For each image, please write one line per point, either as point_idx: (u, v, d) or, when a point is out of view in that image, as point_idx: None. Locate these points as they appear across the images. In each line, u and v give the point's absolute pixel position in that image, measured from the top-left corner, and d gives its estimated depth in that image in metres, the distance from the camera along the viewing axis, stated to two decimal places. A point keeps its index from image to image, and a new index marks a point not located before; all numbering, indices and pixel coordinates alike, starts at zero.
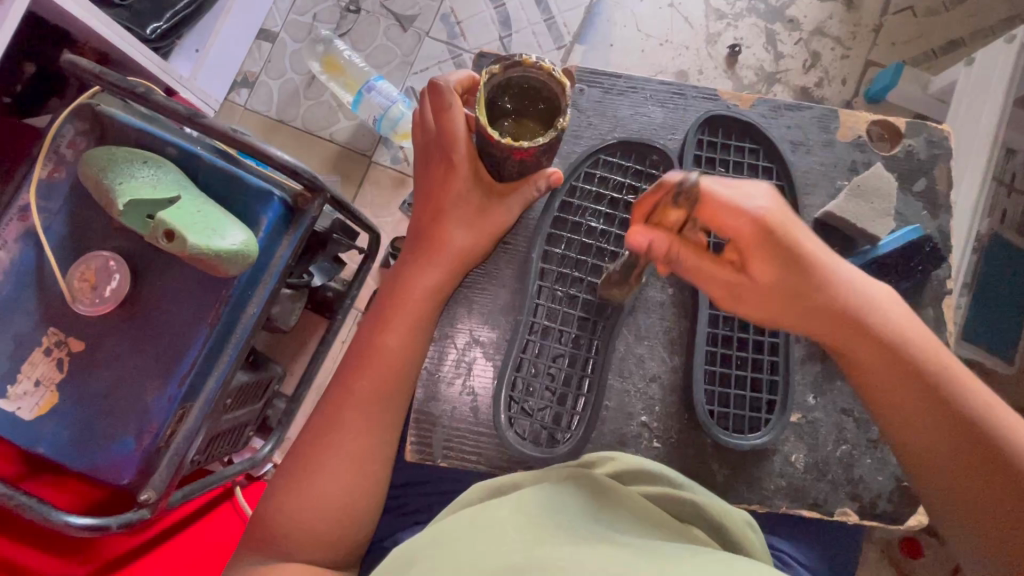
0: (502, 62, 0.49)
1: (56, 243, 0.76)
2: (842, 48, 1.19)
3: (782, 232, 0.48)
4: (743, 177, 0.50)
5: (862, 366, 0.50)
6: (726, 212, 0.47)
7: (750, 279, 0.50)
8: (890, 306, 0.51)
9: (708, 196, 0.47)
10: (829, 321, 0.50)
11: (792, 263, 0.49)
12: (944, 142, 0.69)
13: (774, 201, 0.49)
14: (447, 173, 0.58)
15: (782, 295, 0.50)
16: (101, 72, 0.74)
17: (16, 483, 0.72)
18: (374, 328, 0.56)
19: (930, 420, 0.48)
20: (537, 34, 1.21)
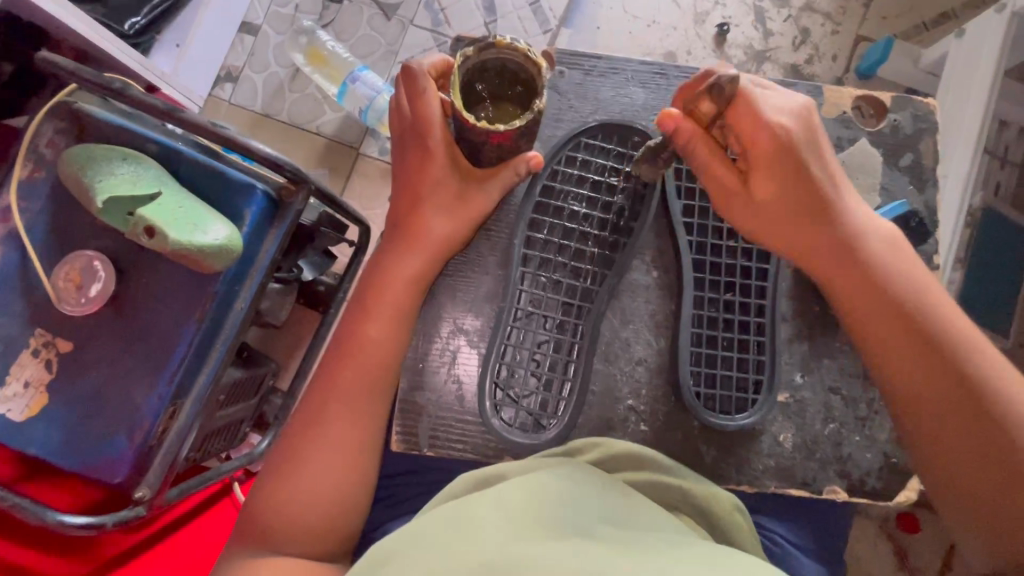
0: (476, 45, 0.47)
1: (39, 244, 0.75)
2: (831, 24, 1.17)
3: (801, 145, 0.52)
4: (780, 90, 0.54)
5: (850, 280, 0.52)
6: (748, 124, 0.51)
7: (751, 190, 0.53)
8: (892, 237, 0.53)
9: (743, 101, 0.52)
10: (825, 233, 0.53)
11: (799, 173, 0.52)
12: (931, 115, 0.68)
13: (802, 119, 0.52)
14: (424, 159, 0.57)
15: (784, 206, 0.52)
16: (76, 69, 0.73)
17: (10, 485, 0.72)
18: (356, 319, 0.56)
19: (915, 351, 0.50)
20: (522, 18, 1.19)
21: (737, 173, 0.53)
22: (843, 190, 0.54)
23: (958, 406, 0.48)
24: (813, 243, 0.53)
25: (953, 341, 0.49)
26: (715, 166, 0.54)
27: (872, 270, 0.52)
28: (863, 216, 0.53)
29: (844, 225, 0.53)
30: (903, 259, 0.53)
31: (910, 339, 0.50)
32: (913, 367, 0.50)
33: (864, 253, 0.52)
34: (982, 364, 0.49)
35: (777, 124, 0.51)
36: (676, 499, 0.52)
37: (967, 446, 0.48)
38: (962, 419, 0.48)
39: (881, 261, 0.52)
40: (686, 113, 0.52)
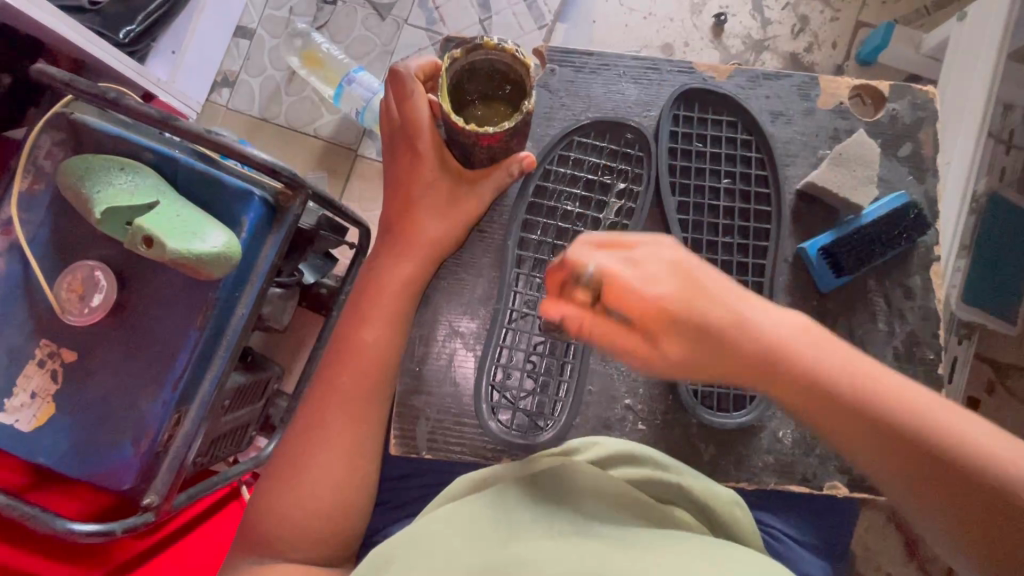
0: (464, 46, 0.47)
1: (40, 255, 0.76)
2: (831, 11, 1.16)
3: (682, 302, 0.45)
4: (641, 242, 0.46)
5: (800, 396, 0.44)
6: (626, 294, 0.44)
7: (659, 347, 0.46)
8: (801, 328, 0.45)
9: (608, 276, 0.44)
10: (746, 366, 0.45)
11: (701, 331, 0.45)
12: (930, 103, 0.67)
13: (671, 268, 0.45)
14: (414, 163, 0.57)
15: (698, 356, 0.45)
16: (72, 80, 0.73)
17: (20, 494, 0.73)
18: (351, 325, 0.56)
19: (881, 455, 0.42)
20: (517, 14, 1.18)
21: (635, 328, 0.46)
22: (735, 303, 0.46)
23: (934, 495, 0.41)
24: (746, 377, 0.45)
25: (914, 428, 0.42)
26: (613, 338, 0.47)
27: (812, 385, 0.44)
28: (775, 323, 0.45)
29: (759, 345, 0.44)
30: (824, 354, 0.44)
31: (874, 447, 0.42)
32: (878, 468, 0.43)
33: (792, 373, 0.44)
34: (956, 448, 0.41)
35: (653, 291, 0.45)
36: (676, 496, 0.52)
37: (967, 522, 0.41)
38: (946, 497, 0.41)
39: (814, 372, 0.43)
40: (567, 296, 0.46)
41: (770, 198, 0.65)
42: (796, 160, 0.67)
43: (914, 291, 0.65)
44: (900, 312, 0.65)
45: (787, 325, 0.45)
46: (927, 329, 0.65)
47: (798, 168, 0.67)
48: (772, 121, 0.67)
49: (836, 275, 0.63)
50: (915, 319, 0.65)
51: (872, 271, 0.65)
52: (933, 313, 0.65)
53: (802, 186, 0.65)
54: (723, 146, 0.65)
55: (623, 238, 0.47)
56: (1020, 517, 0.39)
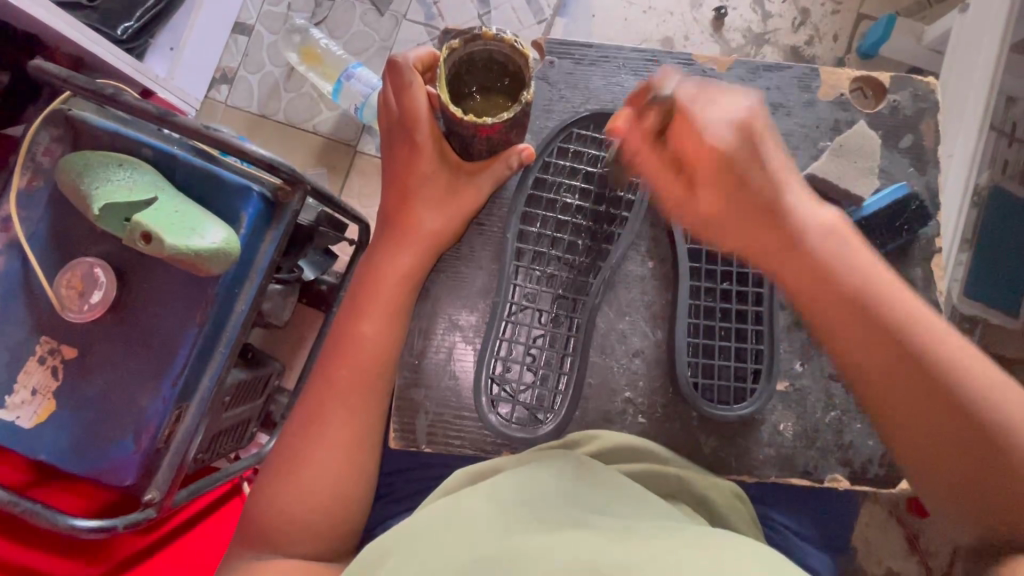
0: (462, 37, 0.47)
1: (40, 252, 0.76)
2: (832, 3, 1.15)
3: (740, 163, 0.47)
4: (728, 92, 0.49)
5: (809, 284, 0.47)
6: (688, 135, 0.48)
7: (697, 202, 0.49)
8: (834, 232, 0.47)
9: (682, 112, 0.48)
10: (773, 237, 0.48)
11: (743, 191, 0.47)
12: (932, 95, 0.67)
13: (742, 130, 0.47)
14: (411, 155, 0.57)
15: (730, 218, 0.48)
16: (69, 76, 0.73)
17: (22, 490, 0.73)
18: (349, 319, 0.56)
19: (887, 349, 0.44)
20: (516, 9, 1.18)
21: (689, 172, 0.49)
22: (788, 187, 0.48)
23: (931, 404, 0.43)
24: (764, 254, 0.48)
25: (916, 336, 0.44)
26: (665, 187, 0.51)
27: (819, 267, 0.46)
28: (815, 215, 0.48)
29: (788, 225, 0.47)
30: (864, 265, 0.47)
31: (876, 338, 0.45)
32: (875, 367, 0.45)
33: (810, 254, 0.47)
34: (973, 394, 0.43)
35: (715, 143, 0.47)
36: (674, 488, 0.52)
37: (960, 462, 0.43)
38: (946, 408, 0.43)
39: (831, 263, 0.46)
40: (637, 121, 0.51)
41: None
42: (796, 152, 0.66)
43: (915, 283, 0.65)
44: None
45: (823, 230, 0.48)
46: None
47: (798, 161, 0.66)
48: (771, 113, 0.67)
49: None
50: None
51: None
52: (935, 306, 0.64)
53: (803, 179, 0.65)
54: None
55: (717, 88, 0.49)
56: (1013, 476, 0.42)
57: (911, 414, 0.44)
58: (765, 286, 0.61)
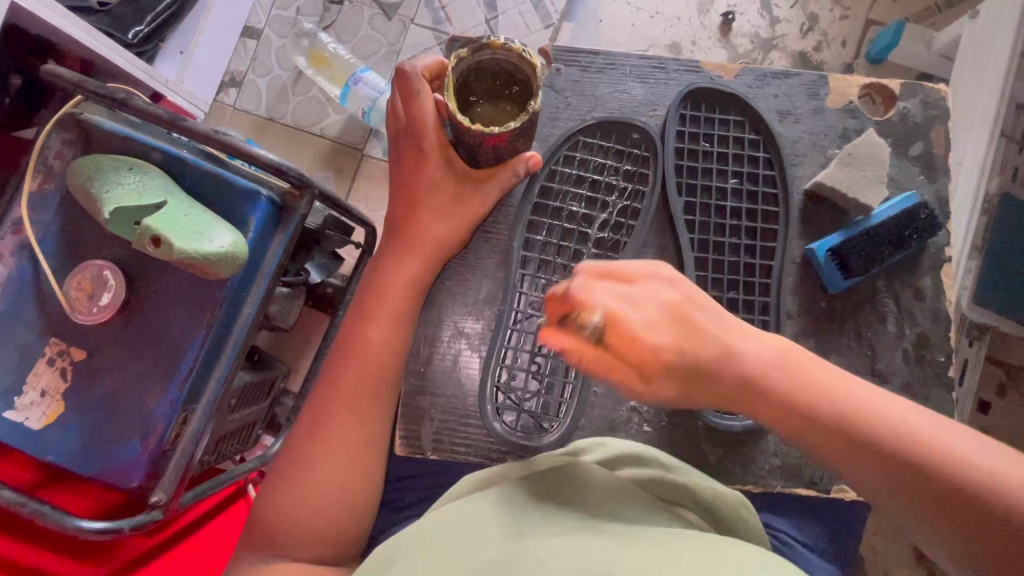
0: (470, 46, 0.47)
1: (50, 254, 0.77)
2: (841, 9, 1.14)
3: (680, 355, 0.46)
4: (641, 273, 0.47)
5: (786, 416, 0.46)
6: (628, 341, 0.44)
7: (654, 388, 0.47)
8: (779, 359, 0.47)
9: (613, 320, 0.45)
10: (729, 387, 0.47)
11: (693, 358, 0.47)
12: (942, 102, 0.66)
13: (658, 286, 0.47)
14: (419, 163, 0.57)
15: (684, 384, 0.48)
16: (81, 81, 0.73)
17: (30, 491, 0.74)
18: (356, 326, 0.56)
19: (885, 480, 0.43)
20: (523, 13, 1.18)
21: (640, 360, 0.45)
22: (727, 331, 0.48)
23: (925, 500, 0.42)
24: (713, 390, 0.48)
25: (909, 449, 0.43)
26: (614, 368, 0.46)
27: (788, 407, 0.46)
28: (760, 349, 0.47)
29: (740, 368, 0.47)
30: (815, 376, 0.46)
31: (865, 456, 0.44)
32: (880, 489, 0.44)
33: (771, 396, 0.46)
34: (968, 480, 0.41)
35: (656, 341, 0.46)
36: (682, 497, 0.51)
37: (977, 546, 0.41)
38: (930, 502, 0.42)
39: (797, 399, 0.46)
40: (569, 330, 0.44)
41: (777, 197, 0.64)
42: (804, 160, 0.66)
43: (924, 292, 0.64)
44: (911, 313, 0.64)
45: (767, 358, 0.47)
46: (938, 331, 0.64)
47: (806, 168, 0.66)
48: (779, 120, 0.67)
49: (844, 277, 0.62)
50: (925, 320, 0.64)
51: (882, 272, 0.64)
52: (943, 315, 0.64)
53: (810, 187, 0.64)
54: (730, 146, 0.65)
55: (623, 271, 0.47)
56: None
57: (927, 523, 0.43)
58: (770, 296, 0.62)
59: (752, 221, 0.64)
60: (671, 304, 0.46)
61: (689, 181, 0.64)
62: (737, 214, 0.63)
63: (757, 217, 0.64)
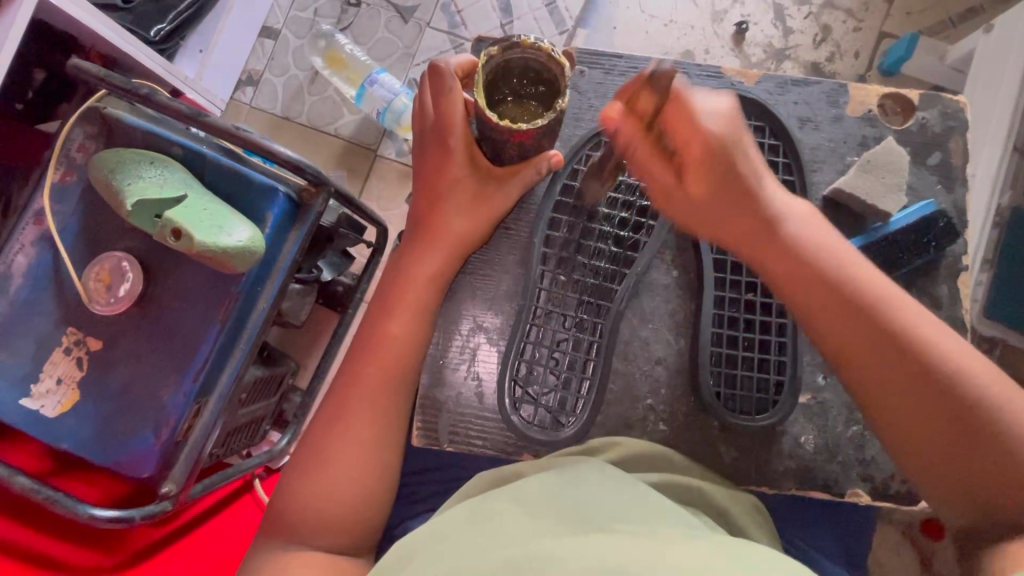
0: (500, 44, 0.48)
1: (70, 245, 0.78)
2: (854, 21, 1.15)
3: (728, 151, 0.48)
4: (707, 91, 0.49)
5: (792, 263, 0.49)
6: (682, 124, 0.48)
7: (685, 189, 0.50)
8: (808, 214, 0.51)
9: (677, 98, 0.48)
10: (753, 219, 0.49)
11: (731, 185, 0.49)
12: (960, 113, 0.67)
13: (729, 122, 0.49)
14: (444, 159, 0.58)
15: (714, 191, 0.49)
16: (106, 75, 0.75)
17: (43, 478, 0.74)
18: (377, 320, 0.57)
19: (865, 332, 0.46)
20: (539, 19, 1.19)
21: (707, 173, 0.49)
22: (765, 178, 0.51)
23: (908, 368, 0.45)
24: (732, 222, 0.50)
25: (896, 319, 0.46)
26: (650, 162, 0.51)
27: (797, 253, 0.49)
28: (788, 203, 0.51)
29: (767, 208, 0.50)
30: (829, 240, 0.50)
31: (853, 320, 0.47)
32: (860, 348, 0.47)
33: (788, 238, 0.49)
34: (961, 371, 0.44)
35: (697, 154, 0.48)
36: (695, 498, 0.52)
37: (941, 428, 0.44)
38: (908, 367, 0.45)
39: (806, 246, 0.49)
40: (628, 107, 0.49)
41: None
42: (823, 167, 0.67)
43: (941, 300, 0.64)
44: None
45: (797, 211, 0.50)
46: None
47: (824, 175, 0.66)
48: (798, 127, 0.67)
49: None
50: None
51: (899, 280, 0.64)
52: (960, 324, 0.64)
53: (829, 193, 0.65)
54: None
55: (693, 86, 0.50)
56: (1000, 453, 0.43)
57: (888, 388, 0.46)
58: None
59: None
60: (722, 145, 0.48)
61: None
62: None
63: None
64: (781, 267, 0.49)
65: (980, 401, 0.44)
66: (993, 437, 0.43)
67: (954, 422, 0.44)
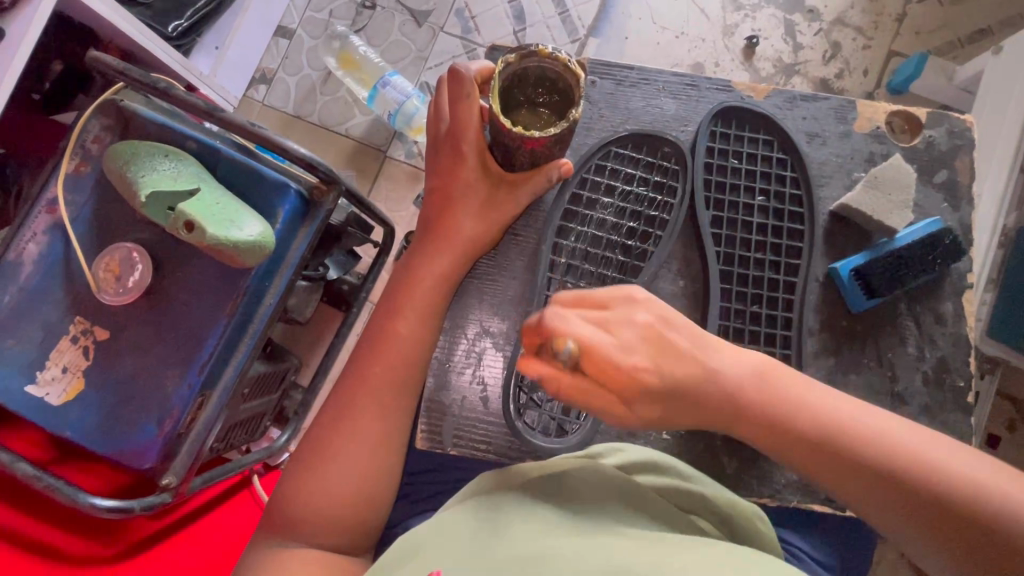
0: (517, 52, 0.49)
1: (81, 235, 0.78)
2: (863, 39, 1.16)
3: (655, 374, 0.48)
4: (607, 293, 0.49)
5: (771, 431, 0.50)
6: (604, 366, 0.46)
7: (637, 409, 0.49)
8: (760, 370, 0.51)
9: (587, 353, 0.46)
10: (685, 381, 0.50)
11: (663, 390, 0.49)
12: (968, 132, 0.67)
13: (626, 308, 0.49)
14: (456, 165, 0.59)
15: (665, 392, 0.49)
16: (124, 68, 0.75)
17: (45, 466, 0.75)
18: (386, 318, 0.57)
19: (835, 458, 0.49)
20: (550, 27, 1.21)
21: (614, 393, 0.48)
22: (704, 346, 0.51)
23: (903, 502, 0.47)
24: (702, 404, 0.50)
25: (844, 439, 0.48)
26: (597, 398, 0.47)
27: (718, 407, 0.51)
28: (733, 361, 0.51)
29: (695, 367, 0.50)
30: (778, 387, 0.51)
31: (837, 468, 0.49)
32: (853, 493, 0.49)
33: (744, 403, 0.50)
34: (948, 484, 0.46)
35: (631, 363, 0.47)
36: (697, 506, 0.52)
37: (959, 547, 0.46)
38: (900, 494, 0.47)
39: (768, 408, 0.50)
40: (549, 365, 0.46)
41: (803, 217, 0.65)
42: (831, 181, 0.67)
43: (945, 317, 0.65)
44: (931, 338, 0.64)
45: (745, 371, 0.51)
46: (957, 357, 0.64)
47: (831, 189, 0.67)
48: (807, 141, 0.68)
49: (866, 298, 0.63)
50: (945, 345, 0.64)
51: (903, 295, 0.65)
52: (963, 341, 0.64)
53: (835, 209, 0.66)
54: (758, 164, 0.66)
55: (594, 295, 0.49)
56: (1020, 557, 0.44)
57: (885, 515, 0.48)
58: (793, 312, 0.63)
59: (778, 238, 0.64)
60: (645, 341, 0.48)
61: (717, 197, 0.65)
62: (763, 231, 0.64)
63: (783, 234, 0.64)
64: (771, 436, 0.50)
65: (973, 503, 0.45)
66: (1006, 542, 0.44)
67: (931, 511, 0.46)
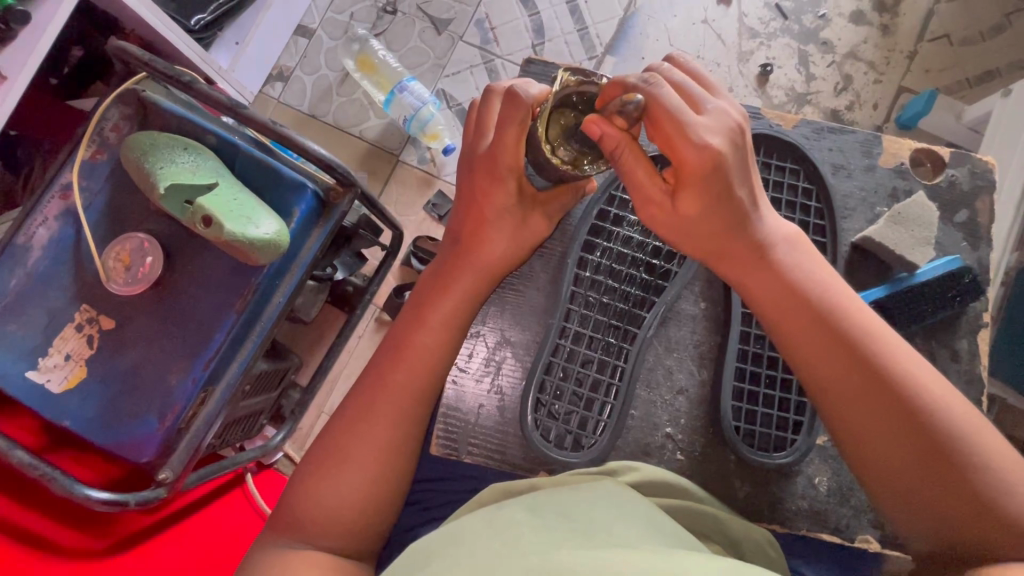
0: (580, 77, 0.51)
1: (93, 223, 0.78)
2: (875, 73, 1.18)
3: (704, 189, 0.49)
4: (708, 117, 0.48)
5: (751, 280, 0.53)
6: (677, 134, 0.47)
7: (677, 206, 0.51)
8: (762, 246, 0.53)
9: (663, 105, 0.47)
10: (742, 245, 0.53)
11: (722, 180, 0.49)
12: (989, 174, 0.69)
13: (787, 236, 0.54)
14: (492, 187, 0.58)
15: (751, 254, 0.53)
16: (148, 59, 0.75)
17: (39, 453, 0.74)
18: (409, 325, 0.58)
19: (829, 355, 0.51)
20: (570, 43, 1.22)
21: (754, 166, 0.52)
22: (789, 244, 0.54)
23: (862, 383, 0.50)
24: (751, 277, 0.53)
25: (824, 308, 0.52)
26: (650, 178, 0.50)
27: (782, 280, 0.52)
28: (799, 257, 0.54)
29: (758, 235, 0.53)
30: (813, 266, 0.54)
31: (807, 337, 0.51)
32: (825, 368, 0.51)
33: (783, 272, 0.53)
34: (911, 382, 0.49)
35: (691, 206, 0.50)
36: (710, 527, 0.52)
37: (909, 453, 0.48)
38: (869, 376, 0.50)
39: (796, 278, 0.52)
40: (608, 117, 0.48)
41: (826, 246, 0.66)
42: (853, 214, 0.69)
43: (960, 354, 0.66)
44: (946, 373, 0.65)
45: (752, 243, 0.53)
46: (969, 396, 0.65)
47: (854, 222, 0.69)
48: (833, 173, 0.70)
49: None
50: (959, 382, 0.65)
51: (921, 330, 0.66)
52: (978, 380, 0.65)
53: (858, 240, 0.67)
54: (784, 192, 0.68)
55: (679, 129, 0.47)
56: (954, 470, 0.47)
57: (844, 400, 0.50)
58: None
59: None
60: (714, 159, 0.48)
61: None
62: None
63: None
64: (788, 311, 0.52)
65: (941, 418, 0.48)
66: (951, 455, 0.47)
67: (917, 436, 0.48)
